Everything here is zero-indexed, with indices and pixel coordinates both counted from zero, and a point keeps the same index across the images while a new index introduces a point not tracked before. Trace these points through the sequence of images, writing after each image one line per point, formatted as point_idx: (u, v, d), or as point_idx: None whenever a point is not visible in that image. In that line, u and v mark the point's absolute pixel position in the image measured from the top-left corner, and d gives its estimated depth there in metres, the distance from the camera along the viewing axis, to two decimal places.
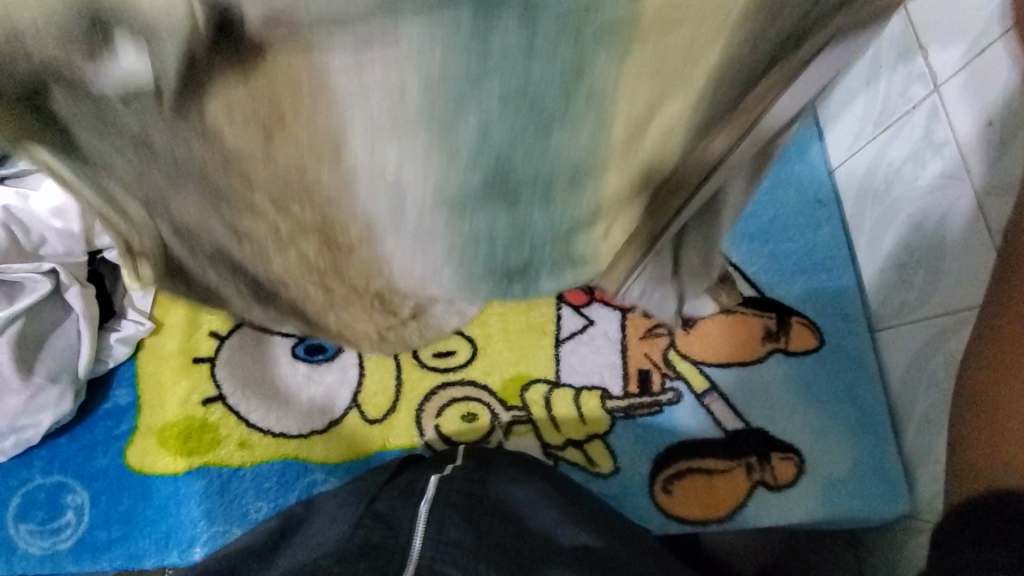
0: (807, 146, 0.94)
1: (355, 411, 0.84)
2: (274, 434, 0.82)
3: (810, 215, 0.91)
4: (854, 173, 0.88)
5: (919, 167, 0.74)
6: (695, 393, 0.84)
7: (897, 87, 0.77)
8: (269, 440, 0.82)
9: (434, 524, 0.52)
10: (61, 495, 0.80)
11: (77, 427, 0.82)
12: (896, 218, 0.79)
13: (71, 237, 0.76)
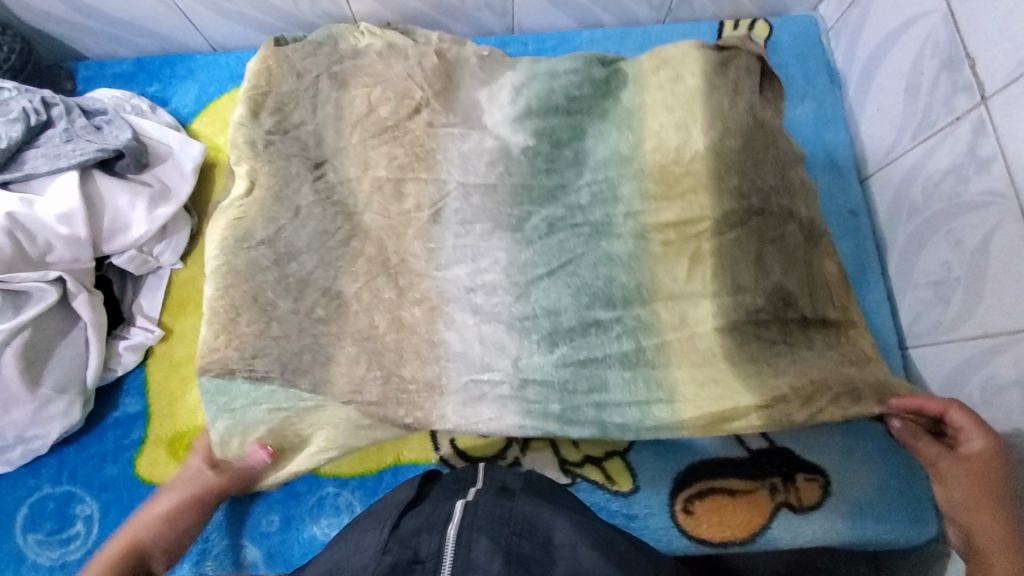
0: (839, 150, 0.88)
1: None
2: None
3: (840, 225, 0.85)
4: (888, 182, 0.82)
5: (961, 182, 0.70)
6: None
7: (939, 96, 0.72)
8: None
9: (463, 547, 0.49)
10: (70, 505, 0.78)
11: (85, 436, 0.81)
12: (935, 234, 0.75)
13: (77, 244, 0.74)
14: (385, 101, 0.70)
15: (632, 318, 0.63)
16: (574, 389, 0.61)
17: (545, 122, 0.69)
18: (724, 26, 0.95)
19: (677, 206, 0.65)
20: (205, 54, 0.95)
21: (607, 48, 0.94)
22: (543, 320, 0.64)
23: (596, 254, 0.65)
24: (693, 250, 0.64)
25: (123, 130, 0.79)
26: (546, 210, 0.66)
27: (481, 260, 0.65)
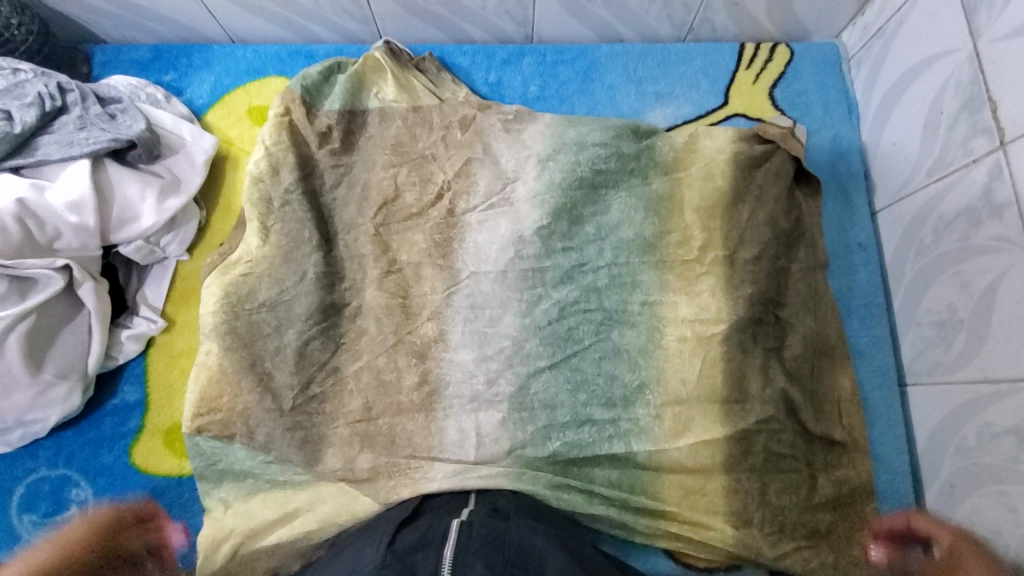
0: (851, 184, 0.88)
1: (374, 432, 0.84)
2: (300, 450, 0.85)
3: (847, 258, 0.86)
4: (899, 219, 0.82)
5: (973, 226, 0.69)
6: None
7: (957, 136, 0.71)
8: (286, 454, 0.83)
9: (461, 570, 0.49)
10: (65, 489, 0.79)
11: (83, 421, 0.81)
12: (940, 276, 0.75)
13: (86, 232, 0.74)
14: (410, 188, 0.86)
15: (631, 416, 0.79)
16: (573, 437, 0.79)
17: (567, 194, 0.84)
18: (745, 49, 0.94)
19: (693, 303, 0.81)
20: (222, 46, 0.95)
21: (626, 63, 0.94)
22: (540, 411, 0.80)
23: (601, 349, 0.82)
24: (708, 352, 0.79)
25: (136, 120, 0.79)
26: (554, 297, 0.82)
27: (489, 345, 0.82)
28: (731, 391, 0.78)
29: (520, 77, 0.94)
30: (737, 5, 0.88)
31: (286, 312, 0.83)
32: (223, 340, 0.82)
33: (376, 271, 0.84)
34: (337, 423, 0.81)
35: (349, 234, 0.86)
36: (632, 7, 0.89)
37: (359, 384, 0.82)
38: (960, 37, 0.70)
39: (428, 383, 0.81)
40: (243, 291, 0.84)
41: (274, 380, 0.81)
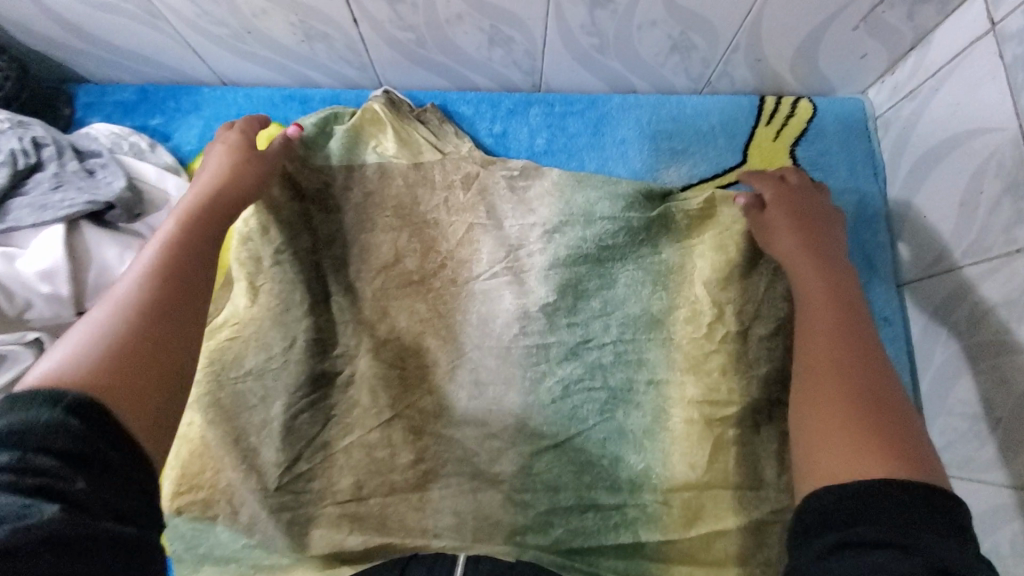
0: (876, 253, 0.82)
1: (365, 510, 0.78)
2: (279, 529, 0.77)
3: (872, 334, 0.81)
4: (929, 296, 0.77)
5: (1014, 318, 0.64)
6: None
7: (998, 221, 0.66)
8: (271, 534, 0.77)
9: None
10: None
11: None
12: (972, 367, 0.70)
13: (60, 302, 0.69)
14: (410, 253, 0.82)
15: (639, 501, 0.74)
16: (576, 524, 0.74)
17: (573, 270, 0.80)
18: (765, 103, 0.89)
19: (703, 383, 0.76)
20: (213, 89, 0.91)
21: (638, 116, 0.89)
22: (543, 494, 0.75)
23: (606, 429, 0.77)
24: (717, 437, 0.74)
25: (115, 179, 0.74)
26: (558, 374, 0.78)
27: (490, 423, 0.77)
28: (745, 477, 0.74)
29: (526, 128, 0.89)
30: (757, 60, 0.83)
31: (274, 381, 0.77)
32: (206, 414, 0.76)
33: (375, 339, 0.80)
34: (324, 502, 0.74)
35: (344, 298, 0.81)
36: (646, 61, 0.84)
37: (353, 461, 0.76)
38: (997, 115, 0.66)
39: (425, 461, 0.76)
40: (231, 356, 0.78)
41: (260, 457, 0.75)
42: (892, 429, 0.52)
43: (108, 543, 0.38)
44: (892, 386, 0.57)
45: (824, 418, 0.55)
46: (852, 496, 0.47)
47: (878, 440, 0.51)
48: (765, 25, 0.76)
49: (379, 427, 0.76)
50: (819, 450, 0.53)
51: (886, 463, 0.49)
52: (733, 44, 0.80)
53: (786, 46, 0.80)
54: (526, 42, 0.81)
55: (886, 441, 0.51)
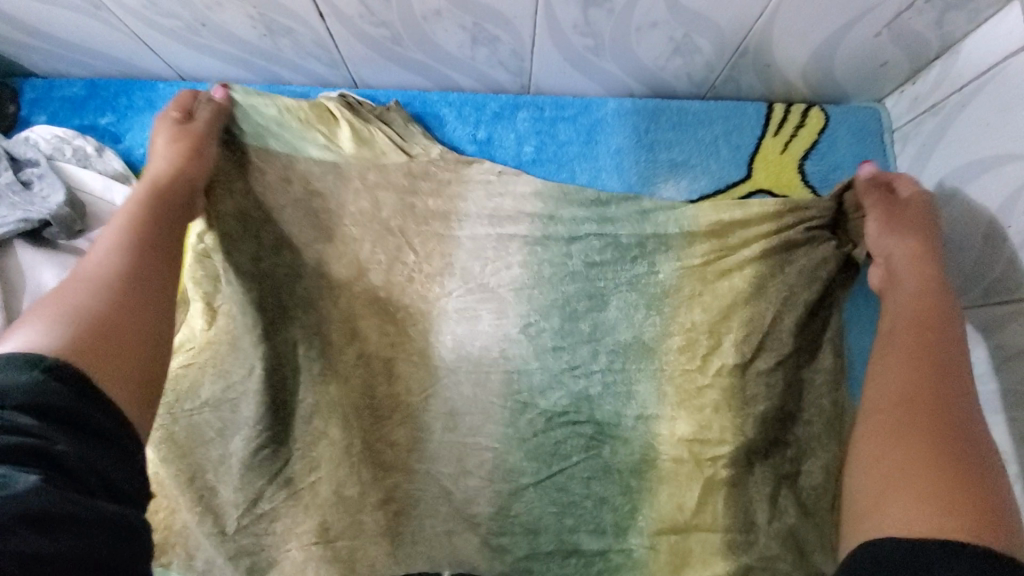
0: None
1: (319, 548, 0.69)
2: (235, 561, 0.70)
3: None
4: None
5: None
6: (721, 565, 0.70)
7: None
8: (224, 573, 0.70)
9: None
10: None
11: None
12: (991, 416, 0.65)
13: None
14: (376, 265, 0.74)
15: (624, 546, 0.69)
16: (557, 569, 0.69)
17: (559, 290, 0.74)
18: (773, 112, 0.81)
19: (694, 419, 0.70)
20: (170, 84, 0.82)
21: (635, 123, 0.81)
22: (522, 537, 0.70)
23: (589, 466, 0.71)
24: (709, 480, 0.69)
25: (51, 191, 0.68)
26: (541, 406, 0.72)
27: (466, 461, 0.71)
28: (734, 520, 0.68)
29: (513, 134, 0.82)
30: (768, 66, 0.76)
31: (233, 413, 0.70)
32: (161, 451, 0.70)
33: (342, 364, 0.72)
34: (289, 545, 0.69)
35: (302, 312, 0.72)
36: (645, 64, 0.76)
37: (318, 500, 0.69)
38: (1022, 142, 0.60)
39: (395, 501, 0.71)
40: (185, 387, 0.71)
41: (218, 496, 0.70)
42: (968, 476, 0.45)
43: (97, 519, 0.37)
44: (977, 425, 0.49)
45: (884, 469, 0.48)
46: (911, 549, 0.40)
47: (957, 493, 0.43)
48: (779, 30, 0.69)
49: (346, 463, 0.70)
50: (883, 508, 0.46)
51: (959, 523, 0.41)
52: (742, 48, 0.72)
53: (800, 52, 0.73)
54: (513, 42, 0.73)
55: (961, 494, 0.43)
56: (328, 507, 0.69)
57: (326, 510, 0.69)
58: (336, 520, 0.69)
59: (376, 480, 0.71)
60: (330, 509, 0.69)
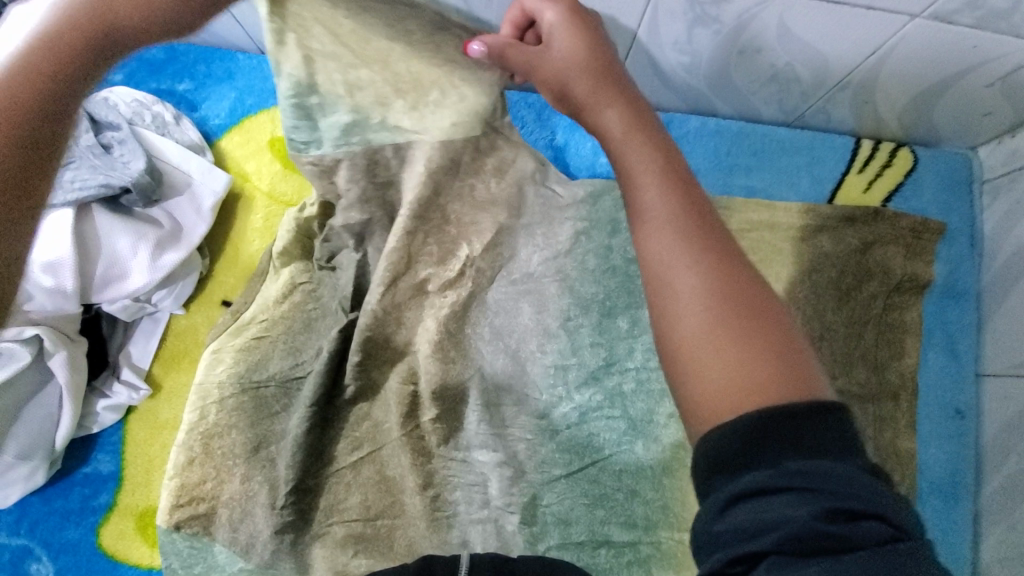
0: (961, 337, 0.77)
1: (360, 522, 0.68)
2: (279, 526, 0.66)
3: (941, 424, 0.75)
4: (1013, 396, 0.73)
5: None
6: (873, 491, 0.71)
7: None
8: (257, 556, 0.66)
9: None
10: (24, 563, 0.70)
11: (50, 487, 0.72)
12: None
13: (64, 297, 0.65)
14: None
15: (654, 539, 0.70)
16: (588, 561, 0.69)
17: (598, 285, 0.75)
18: (860, 148, 0.80)
19: None
20: (249, 56, 0.81)
21: (715, 145, 0.80)
22: (553, 528, 0.70)
23: (623, 461, 0.72)
24: None
25: (131, 159, 0.69)
26: (575, 398, 0.73)
27: (515, 461, 0.71)
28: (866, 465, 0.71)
29: (589, 144, 0.82)
30: (865, 102, 0.74)
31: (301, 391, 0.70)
32: (228, 416, 0.69)
33: (389, 351, 0.71)
34: (331, 520, 0.68)
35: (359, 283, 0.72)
36: (738, 86, 0.74)
37: (361, 478, 0.70)
38: None
39: (434, 486, 0.70)
40: (254, 358, 0.71)
41: (275, 469, 0.67)
42: (768, 333, 0.38)
43: None
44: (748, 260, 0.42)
45: (673, 322, 0.40)
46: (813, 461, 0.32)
47: (741, 337, 0.37)
48: (887, 69, 0.67)
49: (392, 446, 0.70)
50: (687, 321, 0.39)
51: (767, 373, 0.36)
52: (843, 82, 0.70)
53: (901, 93, 0.70)
54: None
55: (772, 349, 0.37)
56: (376, 490, 0.70)
57: (370, 491, 0.70)
58: (382, 500, 0.70)
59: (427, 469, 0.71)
60: (373, 491, 0.70)
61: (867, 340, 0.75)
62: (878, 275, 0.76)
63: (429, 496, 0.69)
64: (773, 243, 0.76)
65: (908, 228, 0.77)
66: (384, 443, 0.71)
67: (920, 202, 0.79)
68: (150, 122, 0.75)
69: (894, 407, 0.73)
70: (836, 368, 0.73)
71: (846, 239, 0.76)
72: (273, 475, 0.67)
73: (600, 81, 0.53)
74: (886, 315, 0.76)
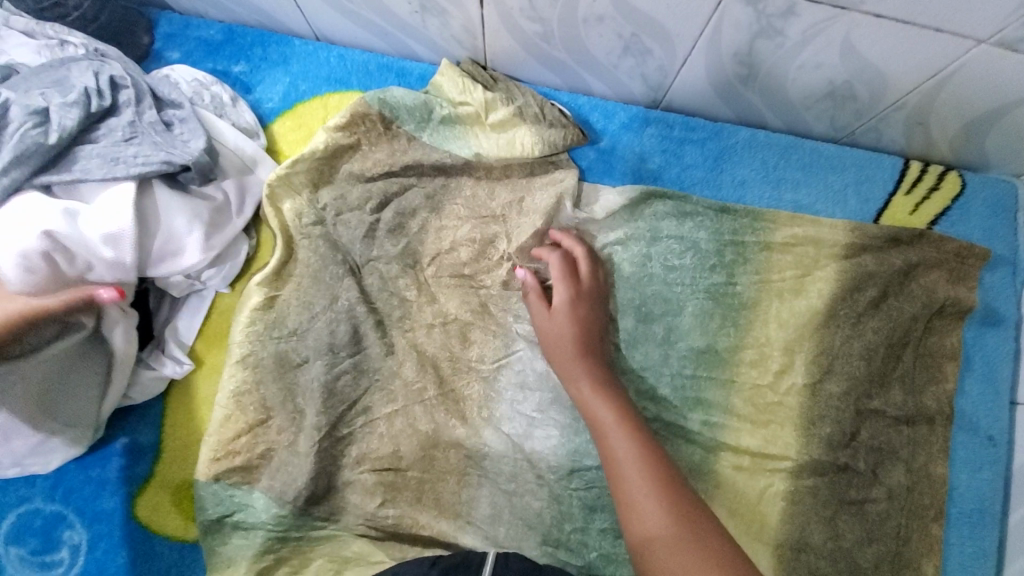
0: (1000, 365, 0.77)
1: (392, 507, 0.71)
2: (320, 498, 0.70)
3: (973, 451, 0.75)
4: None
5: None
6: (899, 509, 0.72)
7: None
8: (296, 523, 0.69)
9: None
10: (58, 528, 0.71)
11: (88, 456, 0.73)
12: None
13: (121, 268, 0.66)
14: (468, 244, 0.76)
15: None
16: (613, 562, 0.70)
17: (638, 291, 0.76)
18: (909, 169, 0.80)
19: (760, 435, 0.73)
20: (305, 42, 0.83)
21: (763, 157, 0.80)
22: (581, 527, 0.70)
23: None
24: (765, 489, 0.72)
25: (193, 136, 0.70)
26: None
27: (547, 457, 0.72)
28: (889, 483, 0.72)
29: (638, 147, 0.81)
30: (919, 124, 0.73)
31: (344, 374, 0.72)
32: (277, 392, 0.72)
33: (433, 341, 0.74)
34: (364, 504, 0.71)
35: (407, 275, 0.76)
36: (792, 99, 0.74)
37: (395, 463, 0.72)
38: None
39: (467, 474, 0.72)
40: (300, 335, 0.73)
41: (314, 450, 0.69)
42: (719, 545, 0.52)
43: None
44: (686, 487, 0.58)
45: (649, 550, 0.53)
46: None
47: (720, 558, 0.51)
48: (947, 92, 0.66)
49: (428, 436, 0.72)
50: (665, 552, 0.52)
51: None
52: (900, 102, 0.70)
53: (957, 117, 0.70)
54: (664, 58, 0.72)
55: (722, 552, 0.51)
56: (410, 474, 0.72)
57: (402, 477, 0.71)
58: (415, 486, 0.71)
59: (461, 459, 0.72)
60: (407, 476, 0.71)
61: (906, 362, 0.74)
62: (920, 297, 0.76)
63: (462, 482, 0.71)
64: (817, 258, 0.77)
65: (953, 252, 0.76)
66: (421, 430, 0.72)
67: (967, 226, 0.79)
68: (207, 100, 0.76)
69: (928, 431, 0.74)
70: (873, 390, 0.73)
71: (891, 258, 0.76)
72: (316, 450, 0.70)
73: (586, 309, 0.71)
74: (925, 338, 0.75)
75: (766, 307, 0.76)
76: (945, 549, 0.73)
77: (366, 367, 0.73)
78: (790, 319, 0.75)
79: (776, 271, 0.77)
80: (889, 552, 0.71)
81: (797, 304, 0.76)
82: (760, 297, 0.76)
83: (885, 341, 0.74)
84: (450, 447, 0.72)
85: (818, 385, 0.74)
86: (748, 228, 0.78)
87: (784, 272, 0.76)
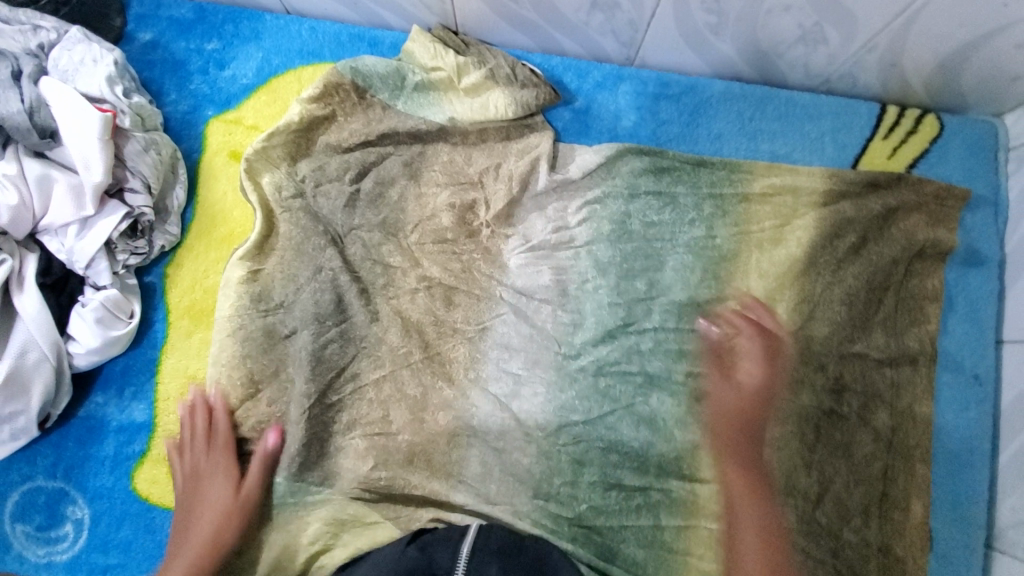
0: (983, 305, 0.77)
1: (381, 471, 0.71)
2: (311, 466, 0.72)
3: (958, 390, 0.76)
4: None
5: None
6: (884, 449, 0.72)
7: None
8: (289, 490, 0.71)
9: None
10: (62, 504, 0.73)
11: (86, 435, 0.75)
12: None
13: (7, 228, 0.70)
14: (447, 210, 0.77)
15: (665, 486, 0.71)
16: (603, 510, 0.71)
17: (617, 247, 0.77)
18: (886, 113, 0.80)
19: None
20: (276, 17, 0.83)
21: (738, 109, 0.80)
22: (570, 481, 0.71)
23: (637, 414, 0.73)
24: None
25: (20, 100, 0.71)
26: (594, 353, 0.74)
27: (534, 414, 0.73)
28: (872, 423, 0.73)
29: (613, 105, 0.81)
30: (892, 65, 0.73)
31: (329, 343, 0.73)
32: (267, 363, 0.73)
33: (416, 307, 0.75)
34: (356, 466, 0.72)
35: (388, 242, 0.76)
36: (763, 47, 0.74)
37: (386, 427, 0.73)
38: None
39: (456, 434, 0.73)
40: (288, 305, 0.74)
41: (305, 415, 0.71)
42: None
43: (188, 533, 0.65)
44: None
45: None
46: None
47: None
48: (916, 30, 0.66)
49: (417, 399, 0.73)
50: None
51: None
52: (870, 44, 0.70)
53: (929, 56, 0.70)
54: (633, 11, 0.72)
55: None
56: (401, 436, 0.73)
57: (392, 440, 0.73)
58: (406, 447, 0.72)
59: (448, 420, 0.73)
60: (396, 439, 0.72)
61: (887, 305, 0.75)
62: (899, 241, 0.76)
63: (449, 442, 0.73)
64: (795, 207, 0.77)
65: (932, 194, 0.76)
66: (409, 392, 0.73)
67: (946, 169, 0.79)
68: (73, 61, 0.75)
69: (911, 372, 0.74)
70: (854, 333, 0.74)
71: (869, 203, 0.76)
72: (306, 418, 0.71)
73: None
74: (906, 281, 0.76)
75: (746, 258, 0.76)
76: (933, 489, 0.74)
77: (352, 335, 0.74)
78: (771, 268, 0.76)
79: (756, 223, 0.77)
80: (876, 492, 0.72)
81: (777, 253, 0.76)
82: (742, 247, 0.76)
83: (866, 284, 0.75)
84: (438, 409, 0.73)
85: (800, 332, 0.74)
86: (727, 184, 0.78)
87: (763, 223, 0.77)
